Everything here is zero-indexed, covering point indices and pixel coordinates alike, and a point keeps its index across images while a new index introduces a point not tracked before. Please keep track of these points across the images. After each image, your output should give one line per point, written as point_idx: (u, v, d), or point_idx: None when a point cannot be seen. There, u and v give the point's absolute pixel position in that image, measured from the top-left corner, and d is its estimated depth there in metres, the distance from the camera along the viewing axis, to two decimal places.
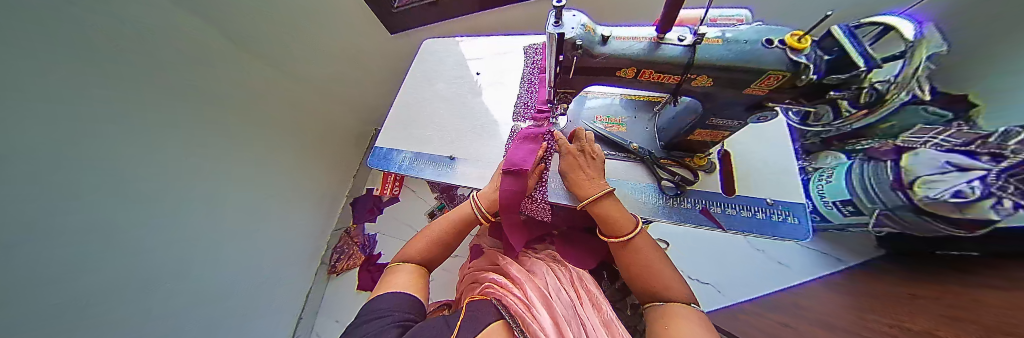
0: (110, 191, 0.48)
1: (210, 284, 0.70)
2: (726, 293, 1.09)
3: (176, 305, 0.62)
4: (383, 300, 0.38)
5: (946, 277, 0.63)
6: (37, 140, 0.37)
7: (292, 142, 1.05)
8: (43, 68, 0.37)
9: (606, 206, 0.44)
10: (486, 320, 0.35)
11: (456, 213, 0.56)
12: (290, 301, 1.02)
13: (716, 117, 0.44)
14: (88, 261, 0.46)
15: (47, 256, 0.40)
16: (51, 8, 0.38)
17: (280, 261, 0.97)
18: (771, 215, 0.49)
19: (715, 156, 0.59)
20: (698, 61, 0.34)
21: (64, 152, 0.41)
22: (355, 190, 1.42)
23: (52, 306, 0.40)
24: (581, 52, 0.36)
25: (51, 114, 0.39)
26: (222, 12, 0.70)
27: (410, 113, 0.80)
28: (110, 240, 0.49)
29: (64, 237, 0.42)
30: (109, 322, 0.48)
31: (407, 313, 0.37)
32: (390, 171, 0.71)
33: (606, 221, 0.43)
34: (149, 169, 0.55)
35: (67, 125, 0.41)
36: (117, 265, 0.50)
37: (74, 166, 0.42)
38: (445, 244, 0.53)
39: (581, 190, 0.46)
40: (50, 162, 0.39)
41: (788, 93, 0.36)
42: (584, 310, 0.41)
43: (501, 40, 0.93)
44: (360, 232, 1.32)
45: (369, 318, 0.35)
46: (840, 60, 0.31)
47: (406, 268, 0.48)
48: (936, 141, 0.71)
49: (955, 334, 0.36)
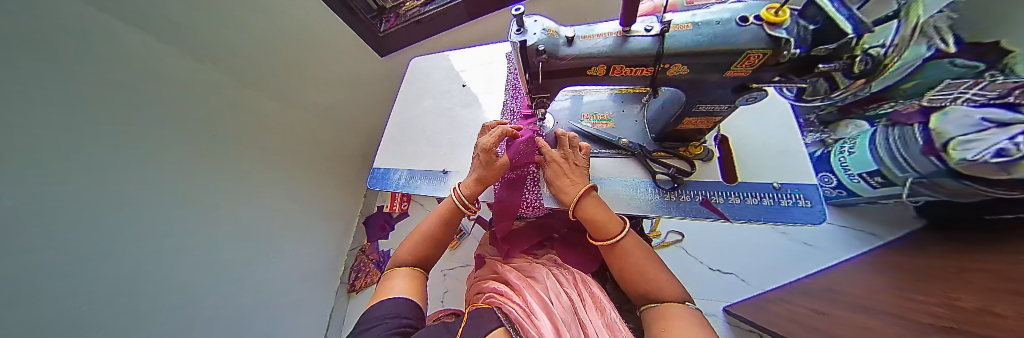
0: (126, 208, 0.49)
1: (239, 304, 0.72)
2: (750, 282, 1.03)
3: (207, 319, 0.63)
4: (381, 306, 0.36)
5: (1001, 242, 0.57)
6: (54, 156, 0.39)
7: (313, 169, 1.09)
8: (64, 82, 0.41)
9: (588, 210, 0.44)
10: (488, 327, 0.33)
11: (444, 204, 0.53)
12: (315, 319, 1.04)
13: (702, 104, 0.42)
14: (121, 274, 0.48)
15: (73, 268, 0.41)
16: (53, 31, 0.41)
17: (303, 276, 0.99)
18: (780, 199, 0.46)
19: (713, 142, 0.57)
20: (669, 50, 0.32)
21: (85, 160, 0.43)
22: (367, 207, 1.41)
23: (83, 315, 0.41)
24: (546, 56, 0.36)
25: (67, 129, 0.41)
26: (218, 39, 0.74)
27: (403, 131, 0.81)
28: (135, 252, 0.50)
29: (86, 253, 0.43)
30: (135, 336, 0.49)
31: (406, 319, 0.35)
32: (387, 191, 0.72)
33: (596, 221, 0.43)
34: (165, 184, 0.57)
35: (84, 142, 0.43)
36: (148, 274, 0.52)
37: (87, 180, 0.43)
38: (433, 238, 0.50)
39: (565, 192, 0.47)
40: (72, 166, 0.42)
41: (774, 70, 0.33)
42: (585, 310, 0.37)
43: (483, 50, 0.93)
44: (375, 249, 1.33)
45: (367, 327, 0.33)
46: (824, 30, 0.29)
47: (402, 272, 0.45)
48: (968, 95, 0.63)
49: (1011, 306, 0.31)
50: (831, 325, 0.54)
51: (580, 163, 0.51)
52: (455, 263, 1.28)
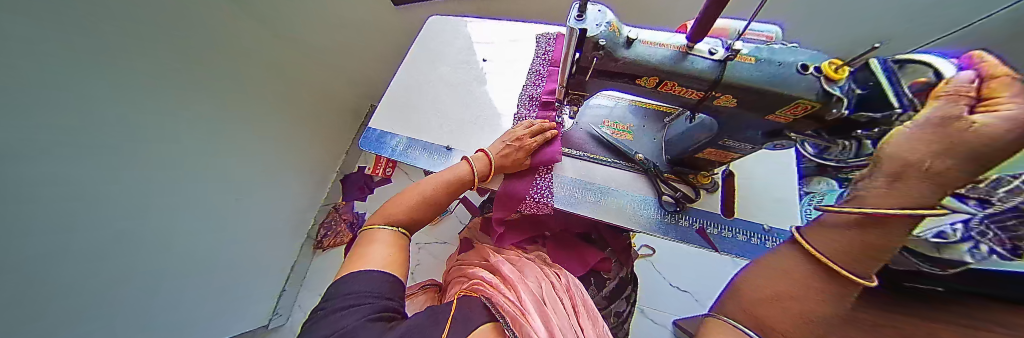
0: (86, 144, 0.43)
1: (207, 249, 0.70)
2: (701, 302, 1.13)
3: (165, 265, 0.61)
4: (356, 280, 0.34)
5: None
6: (28, 105, 0.35)
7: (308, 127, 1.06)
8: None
9: (833, 231, 0.22)
10: (477, 320, 0.33)
11: (450, 172, 0.50)
12: (275, 269, 1.01)
13: (730, 139, 0.42)
14: (67, 215, 0.43)
15: (31, 204, 0.38)
16: None
17: (266, 230, 0.92)
18: (768, 242, 0.49)
19: (720, 175, 0.57)
20: (726, 78, 0.31)
21: (38, 96, 0.36)
22: (348, 165, 1.32)
23: (23, 261, 0.38)
24: (602, 54, 0.34)
25: (38, 50, 0.34)
26: None
27: (411, 94, 0.75)
28: (92, 190, 0.46)
29: (42, 188, 0.39)
30: (75, 282, 0.46)
31: (389, 300, 0.34)
32: (381, 155, 0.67)
33: (865, 248, 0.20)
34: (127, 127, 0.49)
35: (53, 68, 0.37)
36: (100, 215, 0.48)
37: (35, 119, 0.36)
38: (430, 204, 0.48)
39: (858, 201, 0.21)
40: (28, 103, 0.34)
41: (811, 124, 0.34)
42: (580, 323, 0.40)
43: (513, 26, 0.87)
44: (349, 209, 1.26)
45: (342, 306, 0.31)
46: (872, 96, 0.29)
47: (383, 238, 0.42)
48: None
49: None
50: None
51: (958, 125, 0.16)
52: (433, 237, 1.27)
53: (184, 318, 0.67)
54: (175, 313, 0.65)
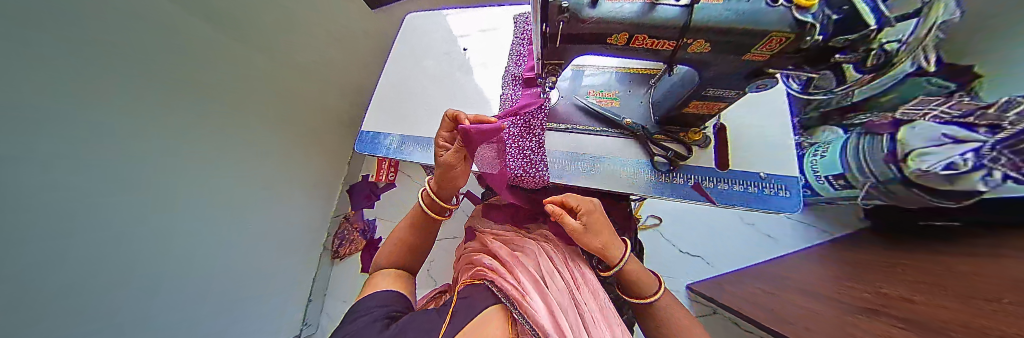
0: (86, 158, 0.41)
1: (205, 254, 0.68)
2: (713, 265, 1.13)
3: (163, 267, 0.58)
4: (366, 300, 0.36)
5: (926, 244, 0.65)
6: (39, 121, 0.34)
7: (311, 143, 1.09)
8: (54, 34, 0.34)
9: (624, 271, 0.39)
10: (482, 305, 0.35)
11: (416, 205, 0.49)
12: (297, 279, 1.06)
13: (713, 88, 0.42)
14: (66, 218, 0.40)
15: (28, 212, 0.34)
16: None
17: (281, 245, 0.96)
18: (762, 188, 0.50)
19: (711, 130, 0.57)
20: (696, 23, 0.31)
21: (67, 126, 0.38)
22: (352, 175, 1.37)
23: (21, 270, 0.34)
24: (567, 16, 0.33)
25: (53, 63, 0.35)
26: None
27: (397, 94, 0.76)
28: (91, 199, 0.43)
29: (41, 193, 0.36)
30: (74, 281, 0.42)
31: (396, 306, 0.36)
32: (377, 156, 0.69)
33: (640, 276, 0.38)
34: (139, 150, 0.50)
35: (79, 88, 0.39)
36: (99, 218, 0.45)
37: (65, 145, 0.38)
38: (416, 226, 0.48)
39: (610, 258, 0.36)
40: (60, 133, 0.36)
41: (791, 57, 0.34)
42: (582, 295, 0.41)
43: (489, 12, 0.86)
44: (360, 217, 1.31)
45: (356, 317, 0.33)
46: (849, 20, 0.28)
47: (384, 274, 0.44)
48: (935, 112, 0.67)
49: (930, 297, 0.37)
50: (777, 305, 0.62)
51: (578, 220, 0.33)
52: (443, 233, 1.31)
53: (188, 318, 0.63)
54: (175, 313, 0.60)
